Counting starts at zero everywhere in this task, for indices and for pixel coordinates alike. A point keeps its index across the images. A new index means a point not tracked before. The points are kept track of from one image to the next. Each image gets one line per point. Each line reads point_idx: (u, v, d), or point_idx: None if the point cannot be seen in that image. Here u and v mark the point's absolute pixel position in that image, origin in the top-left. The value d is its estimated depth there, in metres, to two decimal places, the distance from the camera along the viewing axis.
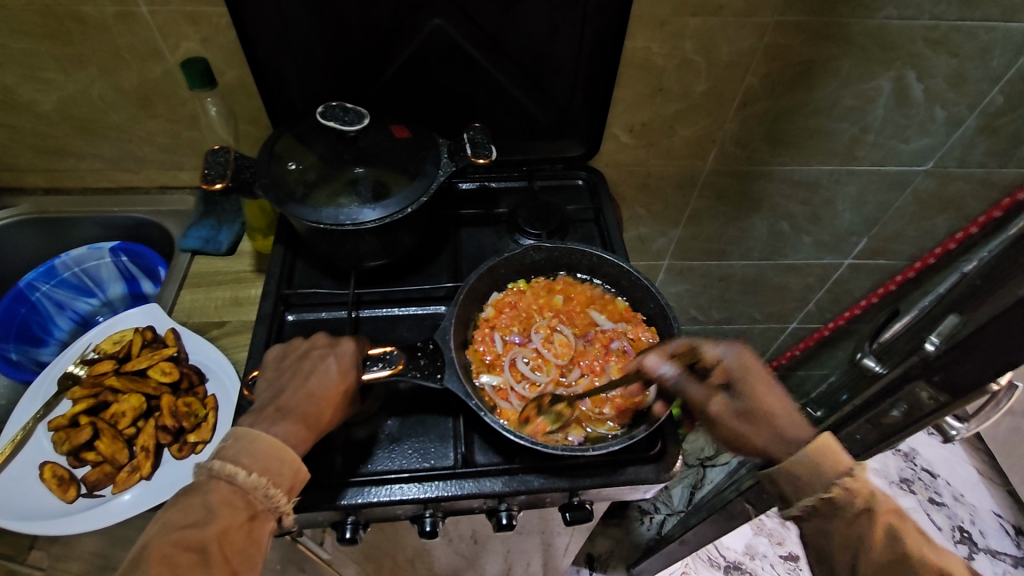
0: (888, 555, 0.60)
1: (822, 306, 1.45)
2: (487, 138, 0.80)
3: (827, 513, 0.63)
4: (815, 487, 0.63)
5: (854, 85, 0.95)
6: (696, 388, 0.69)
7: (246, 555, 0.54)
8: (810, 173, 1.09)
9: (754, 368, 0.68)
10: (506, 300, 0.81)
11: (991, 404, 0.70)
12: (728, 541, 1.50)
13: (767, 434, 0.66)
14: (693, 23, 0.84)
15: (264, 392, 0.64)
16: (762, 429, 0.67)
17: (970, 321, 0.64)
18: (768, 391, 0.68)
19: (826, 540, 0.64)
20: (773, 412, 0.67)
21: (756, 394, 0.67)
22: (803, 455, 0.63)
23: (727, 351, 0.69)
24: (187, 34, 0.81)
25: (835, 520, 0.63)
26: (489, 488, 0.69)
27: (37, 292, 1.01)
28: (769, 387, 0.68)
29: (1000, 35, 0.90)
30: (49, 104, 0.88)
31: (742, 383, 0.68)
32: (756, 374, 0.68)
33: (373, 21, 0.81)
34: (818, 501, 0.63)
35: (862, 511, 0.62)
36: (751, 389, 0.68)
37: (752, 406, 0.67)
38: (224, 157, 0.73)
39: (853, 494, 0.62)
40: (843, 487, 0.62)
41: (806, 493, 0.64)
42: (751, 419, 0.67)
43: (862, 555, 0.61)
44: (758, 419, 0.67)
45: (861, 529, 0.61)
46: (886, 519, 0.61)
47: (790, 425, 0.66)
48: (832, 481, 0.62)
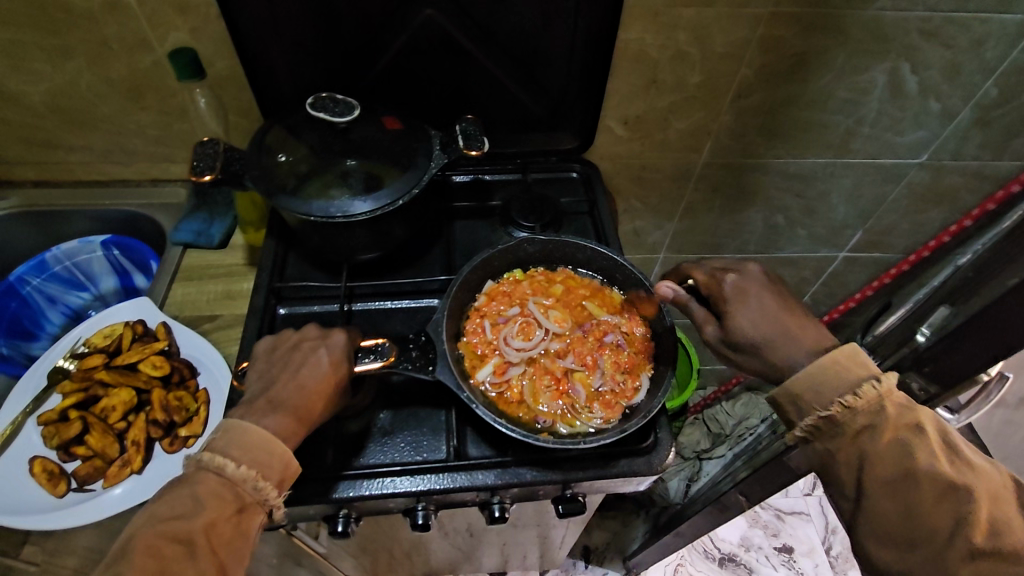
0: (897, 471, 0.58)
1: (818, 298, 1.45)
2: (479, 129, 0.79)
3: (832, 431, 0.60)
4: (815, 406, 0.61)
5: (849, 77, 0.94)
6: (695, 311, 0.70)
7: (235, 548, 0.54)
8: (805, 166, 1.09)
9: (751, 296, 0.68)
10: (501, 289, 0.81)
11: (982, 395, 0.69)
12: (723, 533, 1.50)
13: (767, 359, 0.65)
14: (687, 14, 0.84)
15: (256, 384, 0.64)
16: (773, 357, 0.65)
17: (961, 312, 0.64)
18: (769, 316, 0.66)
19: (831, 461, 0.61)
20: (776, 339, 0.65)
21: (751, 323, 0.66)
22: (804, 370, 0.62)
23: (726, 279, 0.69)
24: (176, 24, 0.80)
25: (837, 440, 0.60)
26: (481, 481, 0.69)
27: (28, 286, 1.01)
28: (779, 315, 0.67)
29: (995, 27, 0.89)
30: (36, 96, 0.87)
31: (736, 311, 0.67)
32: (761, 299, 0.67)
33: (364, 11, 0.80)
34: (820, 421, 0.60)
35: (866, 428, 0.59)
36: (746, 315, 0.67)
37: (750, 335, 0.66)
38: (213, 147, 0.72)
39: (855, 412, 0.59)
40: (844, 405, 0.59)
41: (808, 413, 0.61)
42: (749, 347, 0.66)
43: (869, 472, 0.59)
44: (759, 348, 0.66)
45: (865, 446, 0.59)
46: (896, 435, 0.58)
47: (798, 347, 0.65)
48: (835, 399, 0.60)
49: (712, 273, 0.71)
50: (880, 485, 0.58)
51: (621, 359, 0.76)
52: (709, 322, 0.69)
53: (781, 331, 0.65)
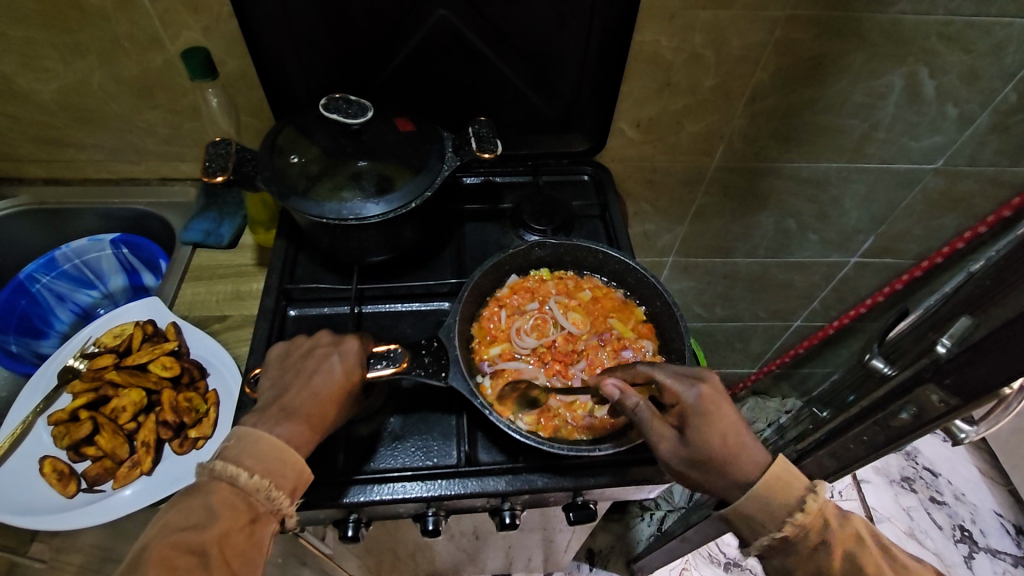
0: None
1: (827, 304, 1.44)
2: (493, 132, 0.79)
3: (786, 549, 0.62)
4: (768, 526, 0.61)
5: (866, 82, 0.93)
6: (651, 423, 0.63)
7: (247, 558, 0.54)
8: (818, 170, 1.08)
9: (717, 412, 0.62)
10: (524, 284, 0.82)
11: (1001, 407, 0.69)
12: (728, 538, 1.49)
13: (719, 480, 0.62)
14: (704, 17, 0.83)
15: (269, 390, 0.64)
16: (717, 479, 0.62)
17: (984, 323, 0.63)
18: (727, 436, 0.62)
19: (788, 573, 0.63)
20: (732, 461, 0.62)
21: (711, 441, 0.61)
22: (749, 497, 0.61)
23: (691, 392, 0.63)
24: (188, 23, 0.79)
25: (794, 556, 0.62)
26: (492, 488, 0.68)
27: (37, 284, 1.00)
28: (736, 431, 0.63)
29: (1016, 32, 0.88)
30: (47, 94, 0.87)
31: (696, 427, 0.62)
32: (723, 419, 0.62)
33: (377, 11, 0.80)
34: (775, 541, 0.61)
35: (818, 544, 0.61)
36: (706, 436, 0.62)
37: (707, 456, 0.61)
38: (225, 148, 0.72)
39: (806, 529, 0.60)
40: (794, 525, 0.60)
41: (763, 533, 0.62)
42: (704, 468, 0.62)
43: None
44: (712, 470, 0.62)
45: (821, 562, 0.61)
46: (844, 547, 0.60)
47: (744, 469, 0.62)
48: (785, 519, 0.61)
49: (677, 379, 0.64)
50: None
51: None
52: (668, 436, 0.62)
53: (736, 449, 0.62)
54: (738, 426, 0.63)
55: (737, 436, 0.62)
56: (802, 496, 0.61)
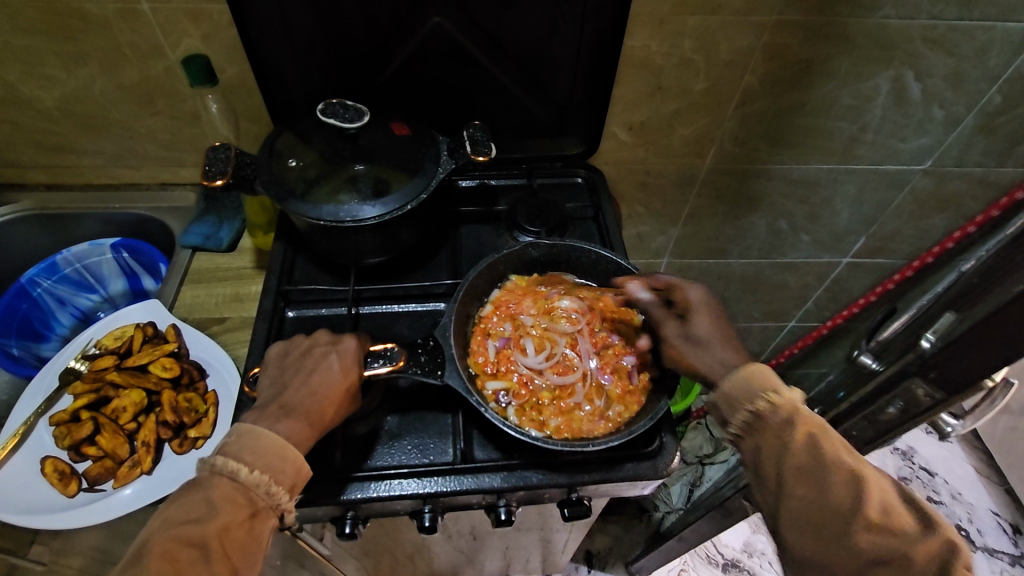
0: (810, 460, 0.57)
1: (820, 304, 1.46)
2: (487, 136, 0.81)
3: (757, 426, 0.61)
4: (742, 400, 0.62)
5: (853, 85, 0.95)
6: (658, 311, 0.76)
7: (247, 552, 0.55)
8: (809, 172, 1.10)
9: (714, 307, 0.72)
10: (505, 299, 0.82)
11: (987, 401, 0.72)
12: (726, 539, 1.50)
13: (706, 359, 0.68)
14: (692, 22, 0.85)
15: (268, 389, 0.65)
16: (704, 358, 0.69)
17: (966, 318, 0.64)
18: (720, 327, 0.70)
19: (755, 457, 0.61)
20: (716, 344, 0.69)
21: (703, 325, 0.71)
22: (732, 373, 0.64)
23: (692, 288, 0.73)
24: (189, 31, 0.81)
25: (761, 434, 0.60)
26: (488, 484, 0.69)
27: (39, 288, 1.02)
28: (722, 331, 0.70)
29: (998, 35, 0.90)
30: (50, 101, 0.88)
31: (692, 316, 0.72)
32: (711, 315, 0.71)
33: (374, 18, 0.81)
34: (749, 414, 0.61)
35: (785, 422, 0.59)
36: (703, 320, 0.71)
37: (702, 333, 0.70)
38: (224, 153, 0.74)
39: (776, 406, 0.60)
40: (768, 401, 0.61)
41: (738, 409, 0.62)
42: (698, 345, 0.70)
43: (785, 462, 0.58)
44: (701, 347, 0.70)
45: (784, 438, 0.59)
46: (807, 430, 0.58)
47: (732, 356, 0.67)
48: (759, 396, 0.61)
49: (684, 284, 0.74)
50: (793, 471, 0.57)
51: (628, 382, 0.76)
52: (669, 320, 0.74)
53: (723, 340, 0.69)
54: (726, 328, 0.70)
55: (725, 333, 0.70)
56: (775, 386, 0.62)
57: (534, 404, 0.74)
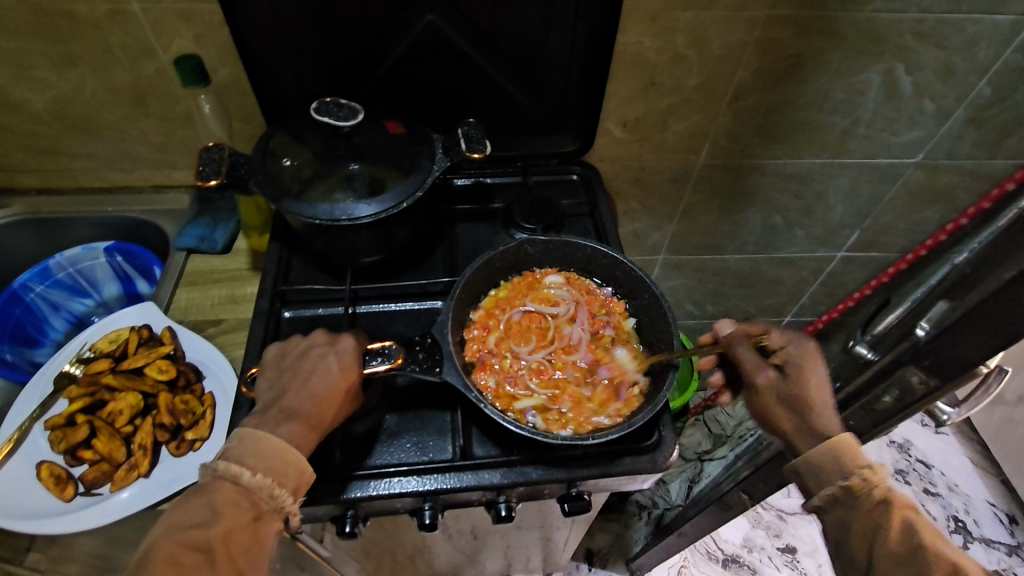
0: (907, 547, 0.60)
1: (816, 298, 1.47)
2: (482, 133, 0.80)
3: (846, 503, 0.64)
4: (834, 476, 0.64)
5: (844, 78, 0.96)
6: (752, 359, 0.72)
7: (252, 556, 0.55)
8: (802, 166, 1.10)
9: (817, 364, 0.70)
10: (497, 300, 0.82)
11: (982, 388, 0.73)
12: (725, 534, 1.51)
13: (800, 424, 0.68)
14: (685, 18, 0.85)
15: (267, 391, 0.65)
16: (797, 420, 0.69)
17: (959, 306, 0.65)
18: (819, 387, 0.69)
19: (845, 534, 0.64)
20: (819, 409, 0.68)
21: (803, 385, 0.69)
22: (822, 444, 0.65)
23: (797, 344, 0.71)
24: (180, 32, 0.81)
25: (853, 512, 0.64)
26: (488, 480, 0.69)
27: (32, 293, 1.01)
28: (825, 393, 0.69)
29: (986, 28, 0.90)
30: (41, 104, 0.88)
31: (793, 374, 0.70)
32: (815, 373, 0.69)
33: (366, 16, 0.81)
34: (838, 491, 0.64)
35: (879, 503, 0.62)
36: (804, 380, 0.69)
37: (797, 395, 0.69)
38: (217, 154, 0.73)
39: (872, 485, 0.63)
40: (863, 479, 0.63)
41: (828, 484, 0.65)
42: (792, 406, 0.69)
43: (879, 548, 0.61)
44: (795, 412, 0.69)
45: (879, 520, 0.62)
46: (902, 514, 0.62)
47: (832, 423, 0.67)
48: (853, 473, 0.63)
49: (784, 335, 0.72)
50: (888, 559, 0.61)
51: (624, 375, 0.76)
52: (767, 372, 0.71)
53: (823, 405, 0.68)
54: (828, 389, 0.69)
55: (825, 398, 0.68)
56: (869, 461, 0.64)
57: (528, 396, 0.74)
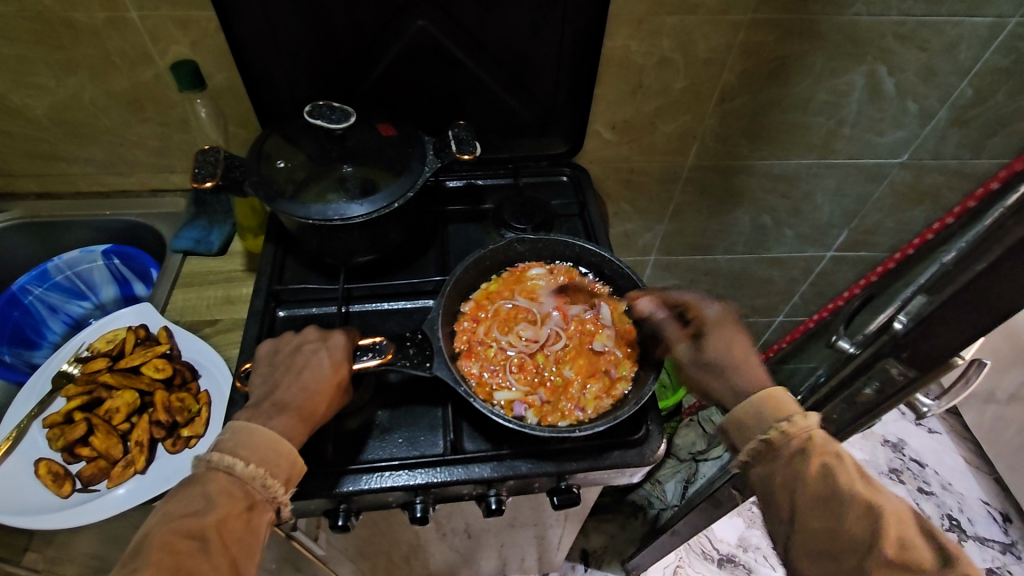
0: (824, 490, 0.61)
1: (807, 298, 1.49)
2: (471, 135, 0.82)
3: (769, 455, 0.65)
4: (755, 431, 0.66)
5: (828, 80, 0.98)
6: (672, 329, 0.76)
7: (246, 544, 0.56)
8: (789, 167, 1.12)
9: (730, 326, 0.74)
10: (487, 292, 0.83)
11: (962, 381, 0.75)
12: (720, 534, 1.52)
13: (723, 382, 0.71)
14: (670, 22, 0.87)
15: (260, 387, 0.66)
16: (721, 379, 0.71)
17: (934, 298, 0.66)
18: (736, 348, 0.72)
19: (768, 485, 0.65)
20: (738, 367, 0.71)
21: (721, 347, 0.72)
22: (746, 401, 0.67)
23: (710, 307, 0.75)
24: (176, 38, 0.83)
25: (774, 463, 0.65)
26: (478, 474, 0.70)
27: (31, 295, 1.03)
28: (745, 351, 0.72)
29: (966, 30, 0.93)
30: (40, 109, 0.90)
31: (711, 337, 0.73)
32: (732, 334, 0.73)
33: (358, 21, 0.83)
34: (760, 445, 0.66)
35: (798, 452, 0.64)
36: (719, 343, 0.73)
37: (716, 357, 0.72)
38: (213, 155, 0.75)
39: (790, 436, 0.64)
40: (781, 430, 0.64)
41: (751, 438, 0.66)
42: (711, 369, 0.72)
43: (800, 492, 0.62)
44: (718, 372, 0.72)
45: (797, 469, 0.63)
46: (821, 460, 0.63)
47: (750, 378, 0.70)
48: (772, 425, 0.65)
49: (695, 302, 0.76)
50: (808, 503, 0.62)
51: (608, 371, 0.77)
52: (683, 341, 0.75)
53: (743, 360, 0.71)
54: (747, 347, 0.73)
55: (748, 356, 0.72)
56: (790, 413, 0.65)
57: (509, 386, 0.75)
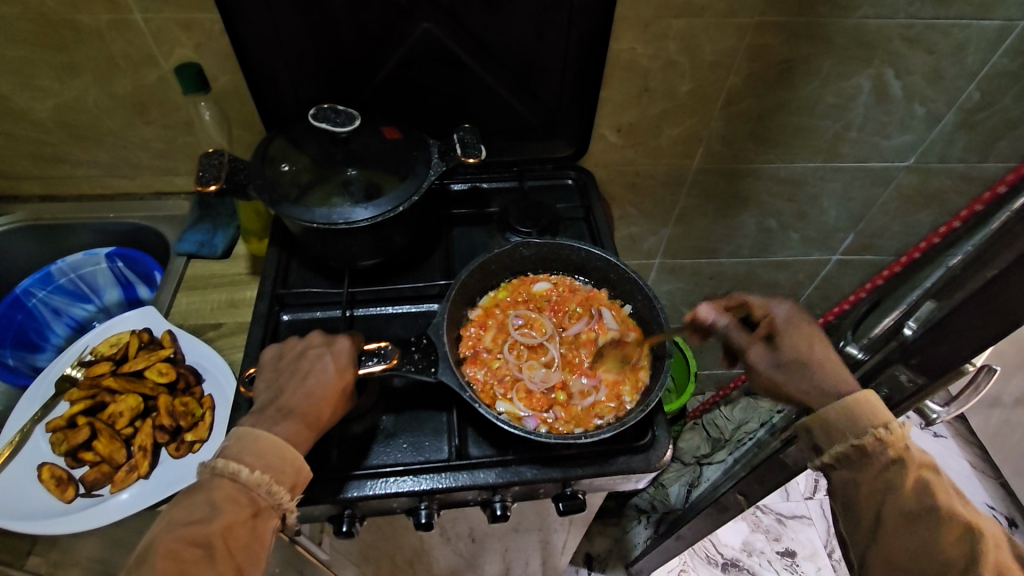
0: (918, 505, 0.61)
1: (812, 302, 1.48)
2: (477, 138, 0.81)
3: (859, 463, 0.63)
4: (849, 435, 0.63)
5: (834, 83, 0.97)
6: (740, 334, 0.72)
7: (250, 551, 0.56)
8: (795, 170, 1.12)
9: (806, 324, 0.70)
10: (494, 303, 0.83)
11: (972, 387, 0.74)
12: (724, 538, 1.51)
13: (805, 383, 0.67)
14: (676, 25, 0.87)
15: (264, 392, 0.65)
16: (803, 379, 0.67)
17: (944, 304, 0.66)
18: (812, 345, 0.69)
19: (852, 492, 0.64)
20: (819, 367, 0.67)
21: (799, 346, 0.69)
22: (838, 404, 0.64)
23: (779, 306, 0.71)
24: (181, 40, 0.82)
25: (863, 471, 0.63)
26: (483, 480, 0.70)
27: (34, 298, 1.03)
28: (822, 349, 0.69)
29: (974, 33, 0.92)
30: (44, 112, 0.89)
31: (786, 336, 0.70)
32: (807, 331, 0.70)
33: (363, 24, 0.83)
34: (849, 450, 0.63)
35: (893, 462, 0.62)
36: (797, 342, 0.69)
37: (794, 357, 0.68)
38: (217, 159, 0.73)
39: (886, 445, 0.62)
40: (878, 437, 0.62)
41: (840, 441, 0.63)
42: (792, 370, 0.68)
43: (891, 505, 0.62)
44: (799, 372, 0.68)
45: (892, 480, 0.62)
46: (918, 474, 0.62)
47: (834, 378, 0.66)
48: (867, 431, 0.62)
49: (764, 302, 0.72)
50: (899, 517, 0.62)
51: (613, 375, 0.77)
52: (756, 345, 0.71)
53: (823, 359, 0.68)
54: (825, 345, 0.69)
55: (828, 355, 0.68)
56: (888, 420, 0.63)
57: (515, 394, 0.74)
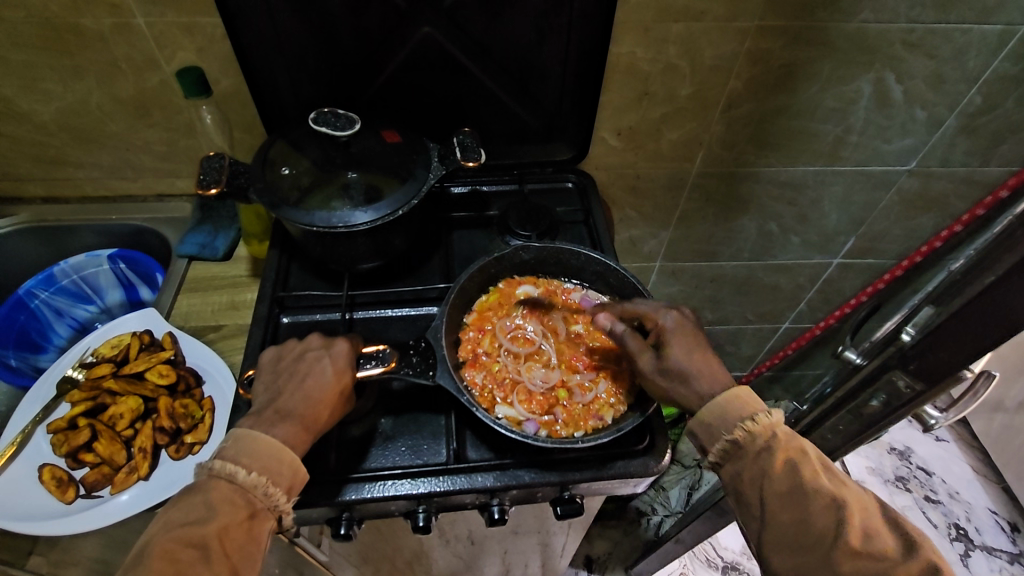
0: (791, 483, 0.60)
1: (813, 305, 1.48)
2: (476, 142, 0.82)
3: (737, 455, 0.63)
4: (721, 431, 0.64)
5: (835, 87, 0.97)
6: (633, 341, 0.72)
7: (246, 552, 0.56)
8: (796, 174, 1.12)
9: (694, 334, 0.71)
10: (488, 306, 0.83)
11: (970, 393, 0.73)
12: (724, 541, 1.51)
13: (688, 391, 0.67)
14: (676, 29, 0.87)
15: (263, 394, 0.66)
16: (686, 387, 0.68)
17: (943, 310, 0.66)
18: (696, 354, 0.69)
19: (737, 485, 0.63)
20: (699, 376, 0.68)
21: (682, 354, 0.69)
22: (712, 401, 0.65)
23: (667, 315, 0.72)
24: (183, 44, 0.83)
25: (742, 463, 0.63)
26: (481, 483, 0.70)
27: (36, 299, 1.03)
28: (705, 357, 0.69)
29: (975, 37, 0.92)
30: (47, 114, 0.90)
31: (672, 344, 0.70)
32: (691, 339, 0.70)
33: (364, 28, 0.83)
34: (728, 445, 0.64)
35: (764, 448, 0.62)
36: (681, 350, 0.69)
37: (677, 365, 0.68)
38: (217, 163, 0.74)
39: (756, 433, 0.63)
40: (746, 429, 0.63)
41: (719, 438, 0.64)
42: (676, 378, 0.68)
43: (768, 486, 0.61)
44: (682, 381, 0.68)
45: (765, 465, 0.62)
46: (786, 455, 0.62)
47: (715, 383, 0.67)
48: (736, 425, 0.64)
49: (654, 309, 0.73)
50: (776, 500, 0.60)
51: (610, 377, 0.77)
52: (645, 353, 0.71)
53: (708, 367, 0.68)
54: (709, 354, 0.70)
55: (710, 363, 0.69)
56: (758, 410, 0.64)
57: (514, 399, 0.74)
